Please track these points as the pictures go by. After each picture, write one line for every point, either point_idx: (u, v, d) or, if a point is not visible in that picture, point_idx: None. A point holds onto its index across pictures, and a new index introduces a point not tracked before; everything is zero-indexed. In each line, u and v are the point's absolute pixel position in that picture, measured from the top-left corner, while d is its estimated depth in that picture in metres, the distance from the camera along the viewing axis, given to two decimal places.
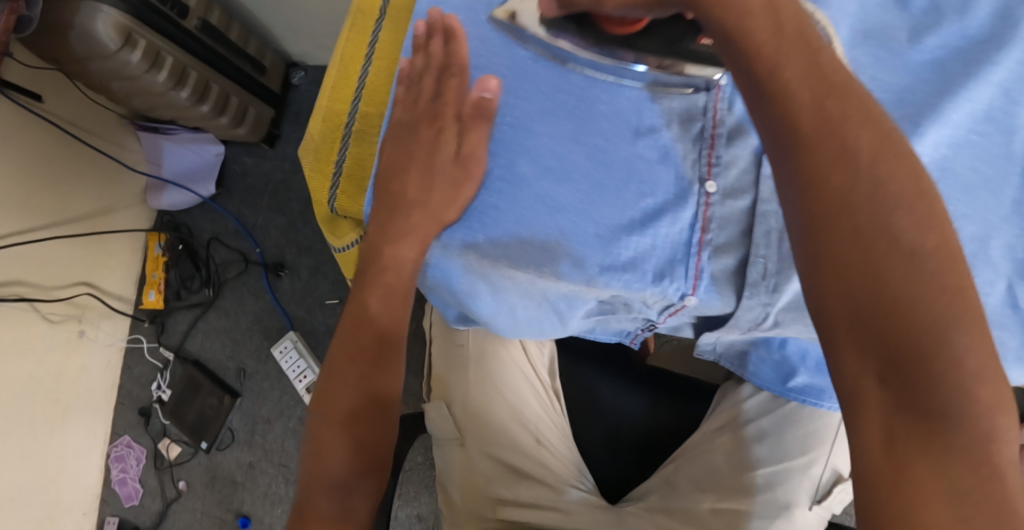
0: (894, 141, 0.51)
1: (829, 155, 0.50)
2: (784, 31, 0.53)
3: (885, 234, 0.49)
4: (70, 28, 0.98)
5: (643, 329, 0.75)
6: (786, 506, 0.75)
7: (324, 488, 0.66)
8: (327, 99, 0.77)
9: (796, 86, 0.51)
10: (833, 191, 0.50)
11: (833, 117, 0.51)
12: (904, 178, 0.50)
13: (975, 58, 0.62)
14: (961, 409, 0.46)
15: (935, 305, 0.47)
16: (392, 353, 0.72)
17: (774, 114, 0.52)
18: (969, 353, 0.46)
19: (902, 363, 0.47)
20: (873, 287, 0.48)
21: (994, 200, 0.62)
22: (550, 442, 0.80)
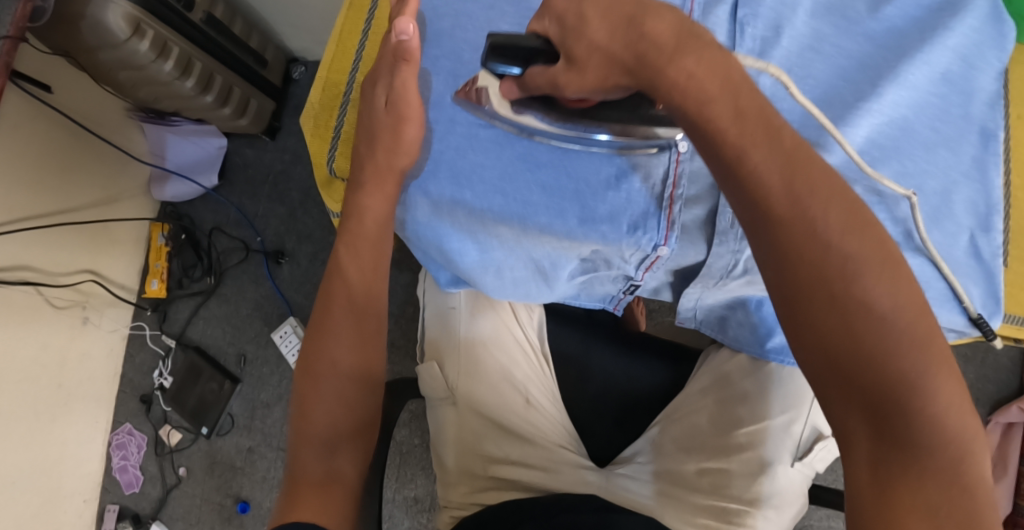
0: (860, 209, 0.52)
1: (801, 233, 0.52)
2: (745, 114, 0.52)
3: (859, 300, 0.51)
4: (81, 18, 1.02)
5: (624, 293, 0.79)
6: (767, 463, 0.77)
7: (310, 444, 0.69)
8: (326, 69, 0.82)
9: (764, 166, 0.52)
10: (807, 264, 0.51)
11: (800, 196, 0.52)
12: (871, 246, 0.52)
13: (930, 26, 0.68)
14: (932, 438, 0.50)
15: (907, 360, 0.50)
16: (372, 317, 0.74)
17: (745, 196, 0.53)
18: (940, 393, 0.50)
19: (882, 411, 0.50)
20: (851, 349, 0.51)
21: (952, 156, 0.68)
22: (539, 403, 0.84)
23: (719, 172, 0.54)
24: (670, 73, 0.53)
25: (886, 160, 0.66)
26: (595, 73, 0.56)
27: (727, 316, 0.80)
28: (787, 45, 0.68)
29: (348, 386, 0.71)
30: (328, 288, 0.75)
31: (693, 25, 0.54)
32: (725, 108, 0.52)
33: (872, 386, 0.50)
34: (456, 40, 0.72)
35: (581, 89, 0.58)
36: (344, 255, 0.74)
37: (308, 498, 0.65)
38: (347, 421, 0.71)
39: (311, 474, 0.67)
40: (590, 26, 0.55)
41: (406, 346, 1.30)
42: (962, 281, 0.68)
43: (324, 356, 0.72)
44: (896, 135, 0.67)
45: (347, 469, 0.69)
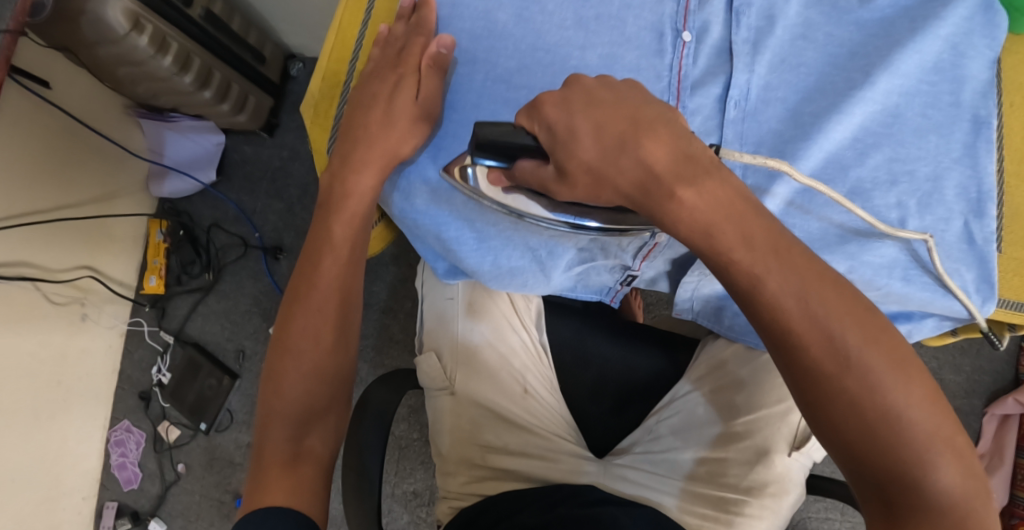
0: (870, 316, 0.58)
1: (819, 350, 0.57)
2: (752, 238, 0.58)
3: (875, 405, 0.56)
4: (81, 12, 1.03)
5: (621, 284, 0.80)
6: (765, 452, 0.77)
7: (281, 421, 0.72)
8: (326, 58, 0.83)
9: (778, 286, 0.57)
10: (824, 375, 0.57)
11: (816, 312, 0.57)
12: (884, 353, 0.57)
13: (922, 15, 0.69)
14: (948, 511, 0.56)
15: (920, 446, 0.56)
16: (351, 305, 0.77)
17: (764, 312, 0.58)
18: (952, 474, 0.56)
19: (900, 496, 0.57)
20: (867, 444, 0.57)
21: (944, 142, 0.69)
22: (537, 392, 0.85)
23: (735, 293, 0.59)
24: (671, 208, 0.57)
25: (877, 148, 0.68)
26: (586, 188, 0.60)
27: (724, 306, 0.80)
28: (781, 34, 0.69)
29: (323, 358, 0.74)
30: (313, 263, 0.75)
31: (687, 143, 0.57)
32: (731, 229, 0.57)
33: (888, 475, 0.57)
34: (453, 29, 0.73)
35: (572, 196, 0.61)
36: (338, 227, 0.75)
37: (275, 480, 0.68)
38: (323, 398, 0.74)
39: (280, 450, 0.70)
40: (581, 145, 0.58)
41: (405, 341, 1.31)
42: (952, 267, 0.70)
43: (304, 336, 0.74)
44: (887, 123, 0.68)
45: (317, 448, 0.72)
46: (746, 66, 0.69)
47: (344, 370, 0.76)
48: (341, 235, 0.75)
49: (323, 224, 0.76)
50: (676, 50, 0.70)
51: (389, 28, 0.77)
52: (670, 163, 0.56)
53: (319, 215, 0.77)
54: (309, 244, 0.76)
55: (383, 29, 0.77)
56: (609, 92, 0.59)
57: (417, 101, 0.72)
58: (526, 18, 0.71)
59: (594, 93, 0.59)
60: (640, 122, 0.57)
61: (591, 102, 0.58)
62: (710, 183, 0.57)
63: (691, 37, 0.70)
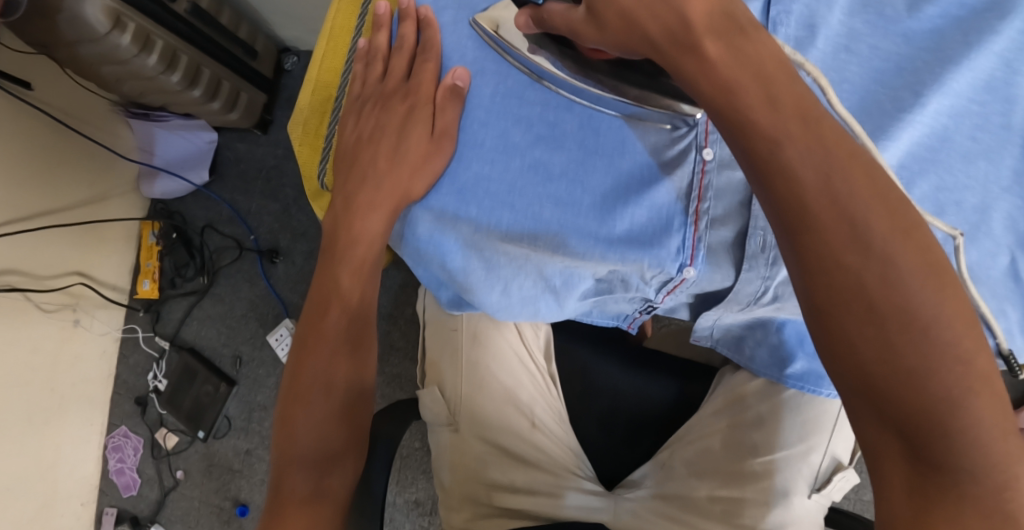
0: (903, 205, 0.47)
1: (840, 236, 0.47)
2: (780, 99, 0.49)
3: (901, 315, 0.46)
4: (59, 10, 0.96)
5: (641, 312, 0.75)
6: (783, 494, 0.73)
7: (299, 465, 0.69)
8: (316, 70, 0.78)
9: (798, 159, 0.48)
10: (845, 271, 0.47)
11: (839, 194, 0.47)
12: (916, 249, 0.46)
13: (975, 27, 0.63)
14: (975, 465, 0.46)
15: (954, 380, 0.45)
16: (363, 329, 0.76)
17: (773, 197, 0.49)
18: (989, 421, 0.46)
19: (923, 440, 0.46)
20: (889, 367, 0.46)
21: (993, 169, 0.64)
22: (544, 425, 0.80)
23: (748, 164, 0.50)
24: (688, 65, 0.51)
25: (924, 174, 0.63)
26: (617, 32, 0.55)
27: (745, 335, 0.76)
28: (823, 46, 0.63)
29: (336, 408, 0.72)
30: (320, 314, 0.74)
31: (735, 13, 0.51)
32: (758, 92, 0.49)
33: (913, 414, 0.46)
34: (460, 36, 0.69)
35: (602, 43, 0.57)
36: (345, 276, 0.74)
37: (295, 517, 0.67)
38: (337, 443, 0.71)
39: (299, 490, 0.68)
40: None
41: (406, 348, 1.27)
42: (998, 307, 0.64)
43: (315, 384, 0.72)
44: (935, 147, 0.63)
45: (338, 488, 0.70)
46: None
47: (361, 418, 0.74)
48: (349, 284, 0.74)
49: (327, 267, 0.75)
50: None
51: (371, 40, 0.73)
52: (706, 14, 0.51)
53: (323, 260, 0.75)
54: (315, 291, 0.75)
55: (363, 43, 0.73)
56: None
57: (431, 136, 0.67)
58: None
59: None
60: None
61: None
62: (749, 44, 0.50)
63: None
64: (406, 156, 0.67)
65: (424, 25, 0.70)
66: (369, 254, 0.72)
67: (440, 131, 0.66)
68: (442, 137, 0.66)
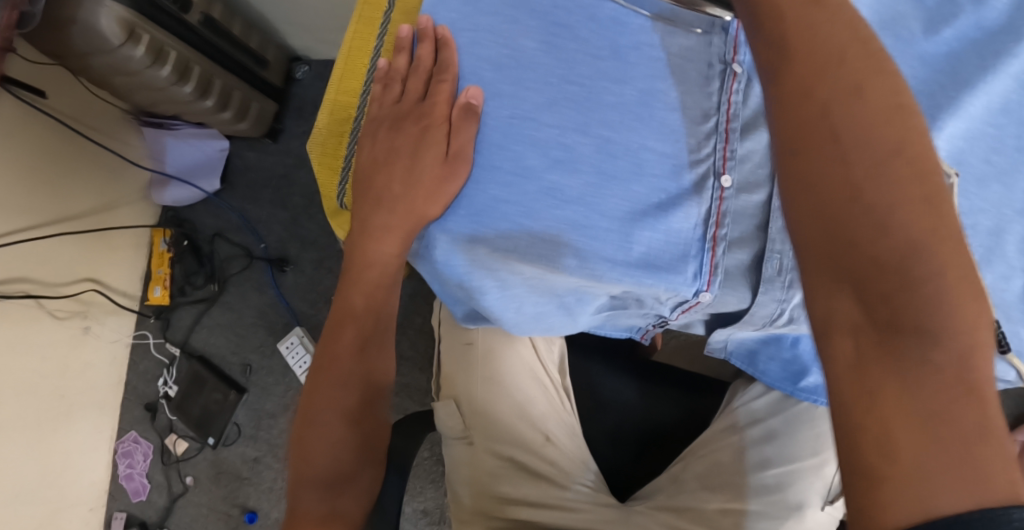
0: (879, 62, 0.51)
1: (811, 75, 0.51)
2: None
3: (858, 155, 0.49)
4: (72, 21, 0.97)
5: (654, 325, 0.75)
6: (798, 506, 0.74)
7: (309, 485, 0.72)
8: (334, 90, 0.79)
9: (788, 5, 0.53)
10: (813, 111, 0.50)
11: (818, 40, 0.52)
12: (882, 101, 0.50)
13: (993, 50, 0.65)
14: (929, 322, 0.45)
15: (903, 219, 0.47)
16: (378, 346, 0.78)
17: (760, 42, 0.54)
18: (949, 277, 0.46)
19: (871, 282, 0.47)
20: (843, 201, 0.48)
21: (1007, 192, 0.65)
22: (557, 440, 0.81)
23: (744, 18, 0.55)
24: None
25: None
26: None
27: (759, 349, 0.77)
28: None
29: (348, 429, 0.74)
30: (335, 336, 0.77)
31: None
32: None
33: (863, 251, 0.47)
34: (476, 60, 0.69)
35: None
36: (357, 297, 0.76)
37: None
38: (350, 463, 0.74)
39: (312, 512, 0.71)
40: None
41: (415, 358, 1.27)
42: (1011, 329, 0.65)
43: (325, 406, 0.75)
44: None
45: (350, 509, 0.72)
46: None
47: (374, 438, 0.76)
48: (361, 303, 0.76)
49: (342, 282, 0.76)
50: (726, 82, 0.68)
51: (391, 61, 0.73)
52: None
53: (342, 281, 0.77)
54: (332, 315, 0.78)
55: (383, 64, 0.74)
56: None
57: (450, 161, 0.67)
58: (557, 46, 0.68)
59: None
60: None
61: None
62: None
63: (741, 70, 0.68)
64: (423, 179, 0.68)
65: (441, 46, 0.70)
66: (386, 274, 0.74)
67: (459, 159, 0.67)
68: (461, 159, 0.67)
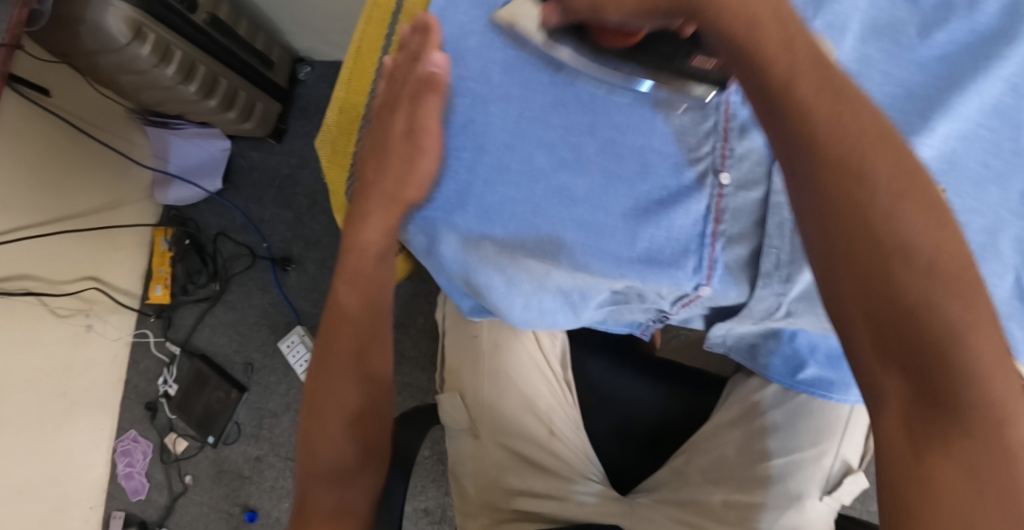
0: (905, 152, 0.52)
1: (844, 171, 0.51)
2: (795, 44, 0.55)
3: (899, 249, 0.50)
4: (79, 20, 0.98)
5: (654, 321, 0.77)
6: (797, 497, 0.75)
7: (317, 479, 0.73)
8: (343, 90, 0.79)
9: (813, 97, 0.53)
10: (850, 205, 0.51)
11: (848, 133, 0.52)
12: (915, 192, 0.51)
13: (986, 54, 0.65)
14: (973, 397, 0.48)
15: (948, 309, 0.49)
16: (373, 337, 0.77)
17: (790, 132, 0.54)
18: (986, 354, 0.49)
19: (920, 369, 0.49)
20: (889, 294, 0.50)
21: (1000, 195, 0.65)
22: (562, 433, 0.82)
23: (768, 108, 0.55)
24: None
25: None
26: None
27: (760, 344, 0.77)
28: None
29: (355, 420, 0.74)
30: (335, 326, 0.76)
31: (763, 60, 0.55)
32: (776, 35, 0.55)
33: (912, 339, 0.49)
34: (484, 59, 0.69)
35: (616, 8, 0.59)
36: (350, 293, 0.76)
37: None
38: (356, 456, 0.74)
39: (321, 506, 0.72)
40: None
41: (417, 357, 1.28)
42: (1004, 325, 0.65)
43: (330, 398, 0.74)
44: (942, 170, 0.65)
45: (359, 503, 0.73)
46: None
47: (379, 428, 0.76)
48: (354, 299, 0.76)
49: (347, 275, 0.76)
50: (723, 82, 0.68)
51: (395, 59, 0.73)
52: None
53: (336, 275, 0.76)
54: (330, 305, 0.77)
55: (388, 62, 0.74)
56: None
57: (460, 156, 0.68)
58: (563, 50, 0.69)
59: None
60: None
61: None
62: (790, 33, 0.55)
63: None
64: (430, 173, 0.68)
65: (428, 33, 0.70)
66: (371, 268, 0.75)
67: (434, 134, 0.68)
68: (474, 161, 0.68)
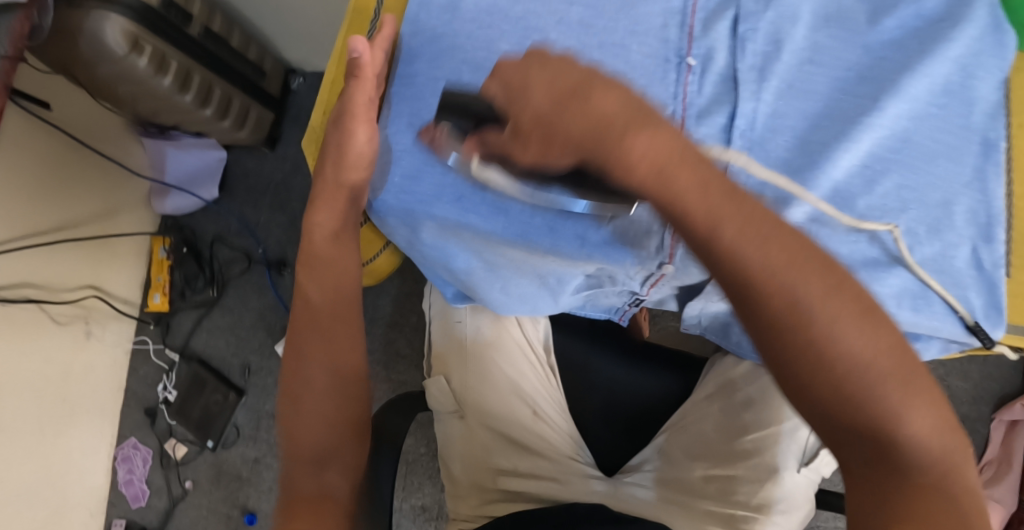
0: (828, 267, 0.57)
1: (782, 303, 0.56)
2: (709, 184, 0.57)
3: (840, 359, 0.55)
4: (80, 33, 1.02)
5: (630, 305, 0.80)
6: (775, 469, 0.76)
7: (302, 462, 0.69)
8: (328, 93, 0.83)
9: (741, 239, 0.56)
10: (792, 328, 0.56)
11: (776, 264, 0.56)
12: (844, 303, 0.56)
13: (931, 36, 0.69)
14: (920, 461, 0.55)
15: (889, 397, 0.55)
16: (349, 317, 0.76)
17: (726, 271, 0.57)
18: (923, 424, 0.55)
19: (874, 449, 0.55)
20: (836, 395, 0.55)
21: (954, 167, 0.69)
22: (546, 415, 0.84)
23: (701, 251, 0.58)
24: (621, 154, 0.57)
25: (886, 174, 0.68)
26: (539, 143, 0.60)
27: (731, 322, 0.80)
28: (787, 60, 0.69)
29: (342, 401, 0.72)
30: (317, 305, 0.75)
31: (682, 209, 0.57)
32: (690, 182, 0.57)
33: (863, 426, 0.55)
34: (457, 59, 0.73)
35: (527, 157, 0.62)
36: (317, 286, 0.76)
37: (303, 513, 0.64)
38: (340, 438, 0.71)
39: (305, 493, 0.67)
40: (534, 97, 0.59)
41: (411, 356, 1.31)
42: (961, 293, 0.68)
43: (314, 376, 0.72)
44: (897, 148, 0.68)
45: (339, 484, 0.69)
46: (753, 94, 0.69)
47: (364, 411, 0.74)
48: (318, 296, 0.76)
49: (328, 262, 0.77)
50: (681, 74, 0.70)
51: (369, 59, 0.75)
52: (619, 109, 0.57)
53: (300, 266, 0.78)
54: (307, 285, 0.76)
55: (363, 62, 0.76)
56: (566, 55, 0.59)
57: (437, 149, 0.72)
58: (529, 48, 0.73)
59: (536, 71, 0.59)
60: (592, 78, 0.58)
61: (549, 68, 0.59)
62: (696, 176, 0.57)
63: (696, 63, 0.70)
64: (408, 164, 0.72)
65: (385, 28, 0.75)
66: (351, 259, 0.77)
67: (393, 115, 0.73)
68: None
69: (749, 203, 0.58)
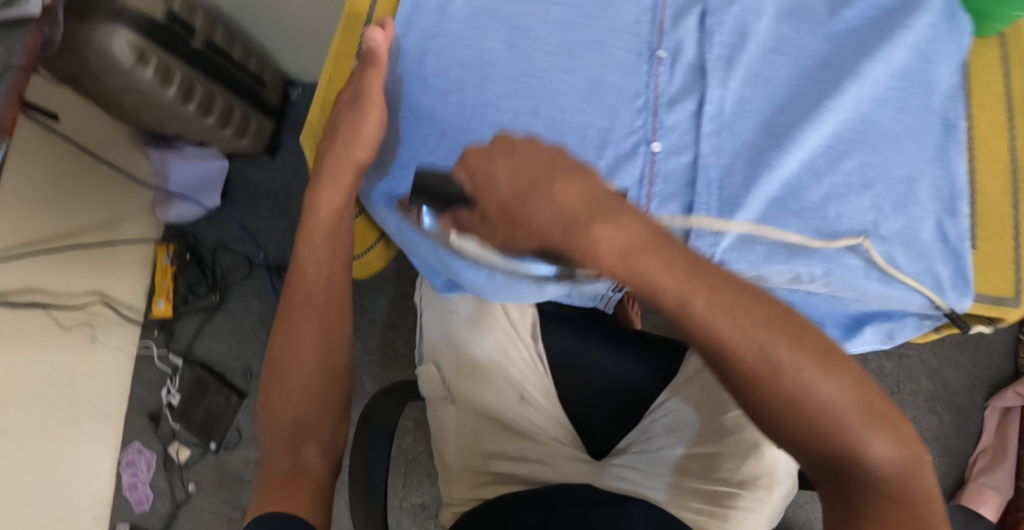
0: (794, 324, 0.59)
1: (754, 363, 0.59)
2: (675, 263, 0.57)
3: (810, 404, 0.59)
4: (86, 46, 1.06)
5: (614, 289, 0.84)
6: (756, 445, 0.79)
7: (280, 436, 0.77)
8: (323, 90, 0.87)
9: (713, 311, 0.58)
10: (764, 382, 0.59)
11: (746, 329, 0.58)
12: (809, 354, 0.59)
13: (888, 25, 0.75)
14: (891, 487, 0.59)
15: (856, 431, 0.59)
16: (337, 299, 0.80)
17: (701, 338, 0.59)
18: (888, 452, 0.59)
19: (846, 477, 0.60)
20: (807, 432, 0.60)
21: (917, 145, 0.74)
22: (533, 399, 0.87)
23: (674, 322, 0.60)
24: (588, 246, 0.56)
25: (850, 154, 0.73)
26: (506, 227, 0.60)
27: None
28: (753, 49, 0.76)
29: (319, 379, 0.79)
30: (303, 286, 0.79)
31: (653, 291, 0.57)
32: (660, 265, 0.56)
33: (833, 455, 0.60)
34: (445, 56, 0.77)
35: (496, 237, 0.62)
36: (312, 263, 0.79)
37: (273, 491, 0.72)
38: (317, 414, 0.79)
39: (280, 466, 0.74)
40: (498, 188, 0.58)
41: (410, 355, 1.33)
42: (928, 264, 0.73)
43: (293, 356, 0.78)
44: (859, 129, 0.73)
45: (314, 461, 0.76)
46: (720, 81, 0.75)
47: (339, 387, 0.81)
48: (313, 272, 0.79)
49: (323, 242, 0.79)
50: (653, 66, 0.76)
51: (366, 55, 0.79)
52: (581, 203, 0.55)
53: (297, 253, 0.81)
54: (296, 271, 0.80)
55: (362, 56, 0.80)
56: (529, 139, 0.58)
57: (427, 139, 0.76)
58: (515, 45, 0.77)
59: (497, 159, 0.58)
60: (556, 164, 0.57)
61: (512, 153, 0.58)
62: (664, 259, 0.56)
63: (666, 55, 0.76)
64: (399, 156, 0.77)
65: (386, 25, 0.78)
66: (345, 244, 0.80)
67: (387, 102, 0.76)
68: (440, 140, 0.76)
69: (717, 276, 0.58)
